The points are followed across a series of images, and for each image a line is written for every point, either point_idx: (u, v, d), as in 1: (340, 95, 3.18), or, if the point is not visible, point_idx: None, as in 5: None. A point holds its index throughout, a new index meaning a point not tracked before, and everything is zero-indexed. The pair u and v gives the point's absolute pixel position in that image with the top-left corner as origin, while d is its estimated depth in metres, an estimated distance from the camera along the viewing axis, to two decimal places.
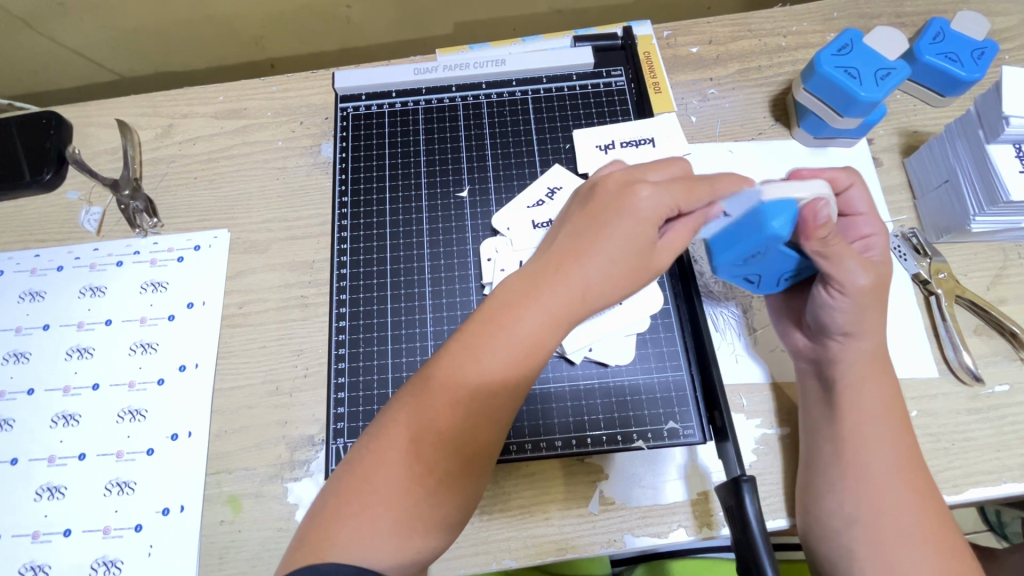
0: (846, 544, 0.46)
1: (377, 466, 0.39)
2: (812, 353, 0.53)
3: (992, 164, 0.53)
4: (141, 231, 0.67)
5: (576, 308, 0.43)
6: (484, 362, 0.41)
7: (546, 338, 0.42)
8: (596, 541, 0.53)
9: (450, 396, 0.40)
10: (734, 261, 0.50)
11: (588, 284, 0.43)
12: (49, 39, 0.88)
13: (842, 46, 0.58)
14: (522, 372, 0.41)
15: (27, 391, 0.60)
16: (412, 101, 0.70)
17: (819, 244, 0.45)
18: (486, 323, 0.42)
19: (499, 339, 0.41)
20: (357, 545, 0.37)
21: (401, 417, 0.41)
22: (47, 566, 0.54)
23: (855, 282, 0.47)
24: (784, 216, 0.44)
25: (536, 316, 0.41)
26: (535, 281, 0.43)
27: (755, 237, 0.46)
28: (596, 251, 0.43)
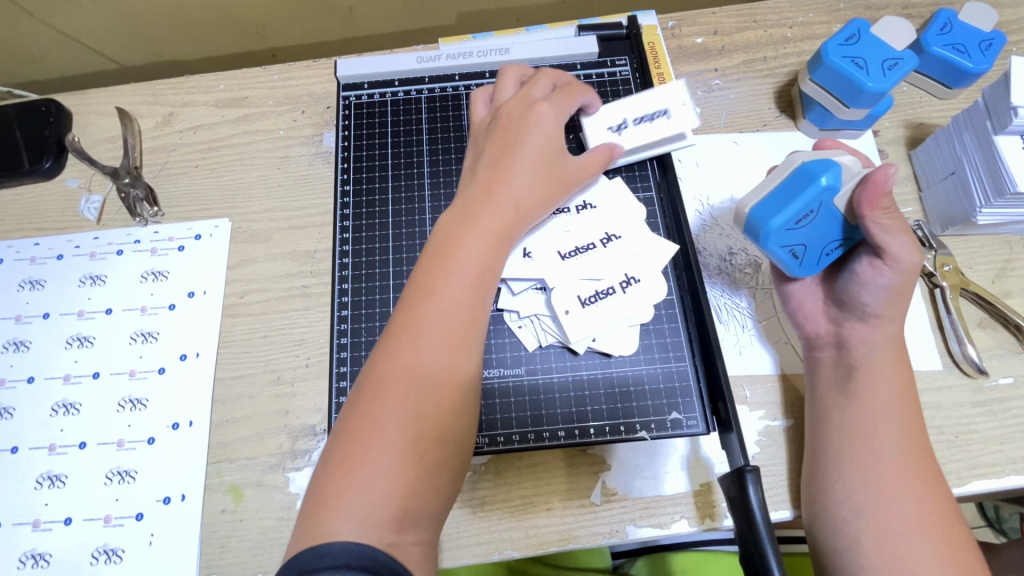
0: (854, 534, 0.46)
1: (367, 419, 0.41)
2: (834, 338, 0.52)
3: (1000, 156, 0.53)
4: (142, 219, 0.66)
5: (514, 223, 0.51)
6: (444, 291, 0.45)
7: (494, 256, 0.48)
8: (598, 531, 0.53)
9: (422, 328, 0.44)
10: (782, 229, 0.47)
11: (520, 201, 0.51)
12: (48, 26, 0.88)
13: (849, 37, 0.58)
14: (482, 292, 0.47)
15: (27, 379, 0.60)
16: (415, 90, 0.70)
17: (884, 215, 0.45)
18: (435, 258, 0.47)
19: (453, 266, 0.46)
20: (369, 493, 0.38)
21: (382, 362, 0.43)
22: (47, 555, 0.54)
23: (908, 257, 0.46)
24: (834, 170, 0.46)
25: (480, 238, 0.48)
26: (473, 212, 0.50)
27: (808, 191, 0.46)
28: (519, 175, 0.52)
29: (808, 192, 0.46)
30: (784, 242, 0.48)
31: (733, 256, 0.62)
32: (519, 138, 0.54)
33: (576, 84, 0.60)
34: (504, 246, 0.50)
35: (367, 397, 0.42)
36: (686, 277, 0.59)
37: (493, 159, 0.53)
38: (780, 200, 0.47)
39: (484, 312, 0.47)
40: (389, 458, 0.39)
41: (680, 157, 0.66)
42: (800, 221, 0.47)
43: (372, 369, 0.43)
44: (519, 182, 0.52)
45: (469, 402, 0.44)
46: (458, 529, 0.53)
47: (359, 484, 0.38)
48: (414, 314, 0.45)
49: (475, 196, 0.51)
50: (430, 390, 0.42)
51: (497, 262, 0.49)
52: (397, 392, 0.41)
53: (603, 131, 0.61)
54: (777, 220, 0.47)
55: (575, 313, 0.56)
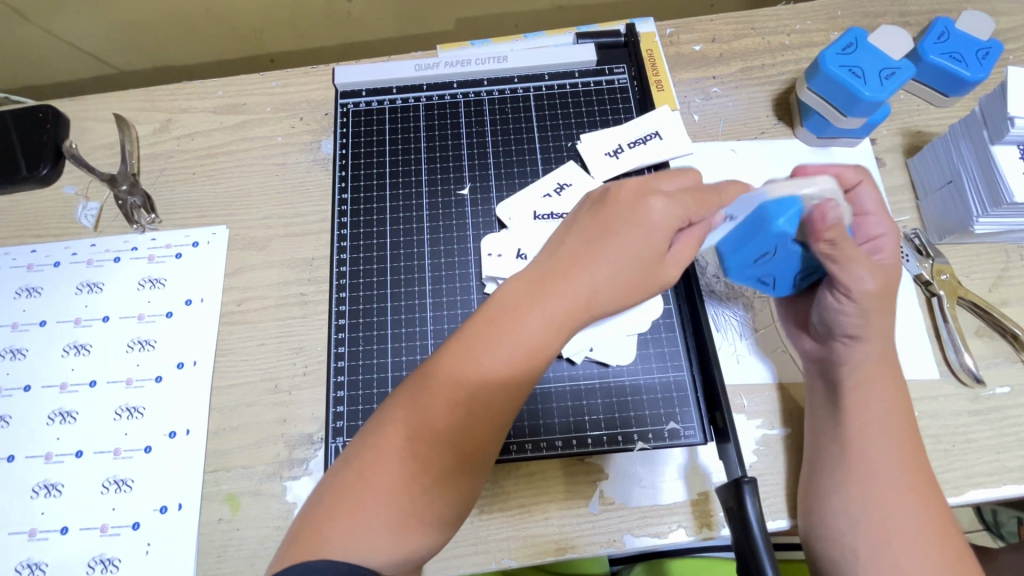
0: (850, 545, 0.46)
1: (374, 468, 0.39)
2: (819, 356, 0.53)
3: (998, 167, 0.53)
4: (140, 227, 0.66)
5: (586, 312, 0.43)
6: (487, 362, 0.40)
7: (552, 343, 0.42)
8: (596, 541, 0.53)
9: (459, 392, 0.40)
10: (745, 262, 0.51)
11: (595, 292, 0.43)
12: (45, 32, 0.88)
13: (847, 45, 0.58)
14: (523, 375, 0.41)
15: (23, 387, 0.60)
16: (412, 97, 0.70)
17: (829, 247, 0.46)
18: (487, 325, 0.42)
19: (505, 341, 0.41)
20: (355, 548, 0.37)
21: (401, 414, 0.40)
22: (44, 564, 0.53)
23: (862, 286, 0.46)
24: (789, 214, 0.46)
25: (543, 317, 0.41)
26: (541, 285, 0.43)
27: (763, 236, 0.48)
28: (604, 262, 0.43)
29: (762, 236, 0.48)
30: (749, 272, 0.53)
31: None
32: (624, 223, 0.44)
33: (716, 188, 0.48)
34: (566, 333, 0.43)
35: (378, 443, 0.40)
36: (685, 287, 0.60)
37: (589, 228, 0.45)
38: (738, 244, 0.50)
39: (523, 391, 0.42)
40: (389, 512, 0.38)
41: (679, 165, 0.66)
42: (759, 258, 0.50)
43: (392, 419, 0.41)
44: (601, 270, 0.43)
45: (479, 474, 0.42)
46: (456, 539, 0.53)
47: (345, 536, 0.37)
48: (453, 372, 0.41)
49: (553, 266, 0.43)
50: (440, 456, 0.40)
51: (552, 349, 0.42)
52: (411, 452, 0.39)
53: (601, 155, 0.64)
54: (735, 258, 0.51)
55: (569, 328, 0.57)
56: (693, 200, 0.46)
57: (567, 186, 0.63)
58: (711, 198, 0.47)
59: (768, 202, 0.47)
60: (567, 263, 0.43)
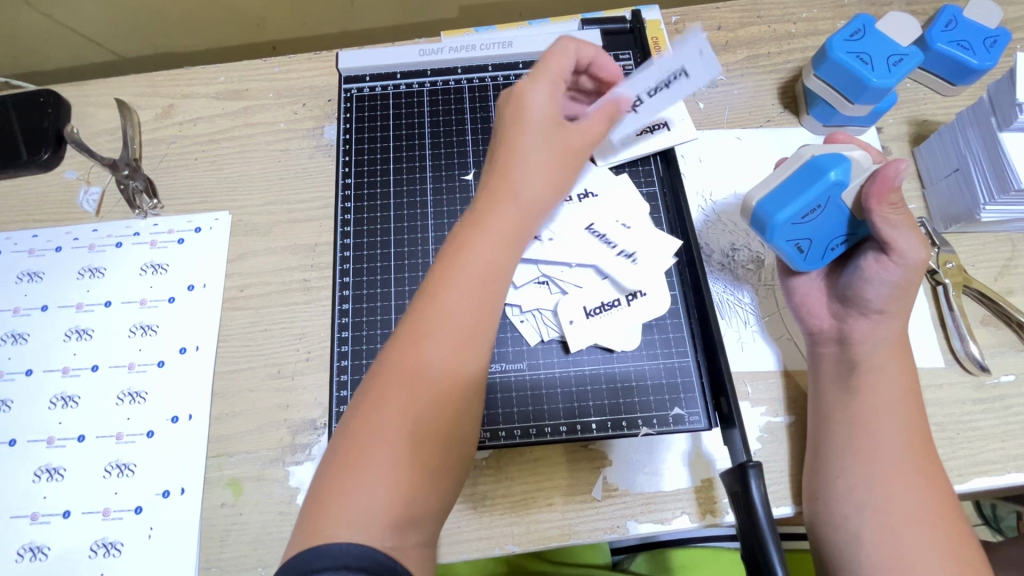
0: (855, 530, 0.46)
1: (370, 437, 0.38)
2: (836, 333, 0.51)
3: (1004, 153, 0.52)
4: (141, 212, 0.66)
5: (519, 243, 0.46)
6: (441, 319, 0.42)
7: (504, 258, 0.44)
8: (599, 527, 0.52)
9: (430, 333, 0.41)
10: (791, 220, 0.47)
11: (530, 214, 0.46)
12: (46, 17, 0.87)
13: (854, 32, 0.57)
14: (481, 318, 0.43)
15: (25, 371, 0.59)
16: (416, 83, 0.69)
17: (891, 210, 0.45)
18: (440, 272, 0.43)
19: (458, 278, 0.43)
20: (356, 521, 0.36)
21: (374, 387, 0.41)
22: (46, 548, 0.53)
23: (915, 253, 0.46)
24: (843, 166, 0.46)
25: (482, 257, 0.43)
26: (473, 229, 0.45)
27: (816, 186, 0.46)
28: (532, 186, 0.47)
29: (816, 186, 0.46)
30: (789, 235, 0.48)
31: (735, 252, 0.62)
32: (514, 119, 0.48)
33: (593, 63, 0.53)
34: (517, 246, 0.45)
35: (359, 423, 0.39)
36: (689, 273, 0.59)
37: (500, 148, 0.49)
38: (783, 198, 0.47)
39: (485, 340, 0.43)
40: (380, 482, 0.37)
41: (683, 153, 0.65)
42: (806, 216, 0.47)
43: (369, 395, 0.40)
44: (529, 176, 0.46)
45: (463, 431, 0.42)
46: (459, 525, 0.53)
47: (360, 500, 0.37)
48: (416, 332, 0.41)
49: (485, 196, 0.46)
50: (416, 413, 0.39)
51: (507, 267, 0.45)
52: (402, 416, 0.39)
53: None
54: (783, 216, 0.47)
55: (579, 324, 0.57)
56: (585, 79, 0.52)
57: None
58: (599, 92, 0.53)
59: (820, 154, 0.46)
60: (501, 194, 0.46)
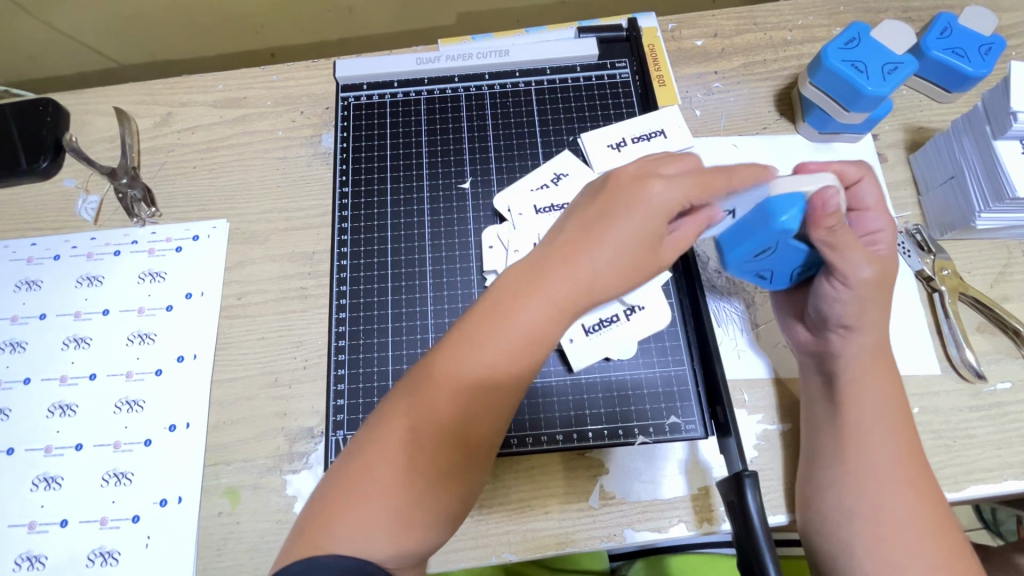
0: (847, 539, 0.46)
1: (377, 455, 0.39)
2: (812, 347, 0.52)
3: (1000, 162, 0.52)
4: (140, 220, 0.66)
5: (580, 303, 0.43)
6: (485, 354, 0.41)
7: (553, 330, 0.42)
8: (596, 535, 0.53)
9: (474, 362, 0.40)
10: (743, 258, 0.49)
11: (595, 276, 0.43)
12: (46, 24, 0.87)
13: (849, 40, 0.58)
14: (523, 363, 0.41)
15: (23, 380, 0.60)
16: (414, 91, 0.70)
17: (826, 235, 0.44)
18: (486, 316, 0.41)
19: (501, 332, 0.41)
20: (356, 537, 0.37)
21: (405, 402, 0.41)
22: (43, 557, 0.53)
23: (857, 274, 0.46)
24: (794, 210, 0.44)
25: (538, 306, 0.41)
26: (540, 272, 0.42)
27: (762, 234, 0.45)
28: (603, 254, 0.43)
29: (761, 232, 0.45)
30: (744, 266, 0.51)
31: None
32: (623, 207, 0.44)
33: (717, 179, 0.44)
34: (566, 321, 0.42)
35: (381, 436, 0.40)
36: (686, 281, 0.60)
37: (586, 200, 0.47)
38: (736, 239, 0.48)
39: (520, 381, 0.42)
40: (388, 501, 0.38)
41: None
42: (759, 254, 0.48)
43: (394, 409, 0.41)
44: (600, 250, 0.43)
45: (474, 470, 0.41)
46: (456, 534, 0.53)
47: (353, 521, 0.37)
48: (447, 364, 0.41)
49: (554, 251, 0.43)
50: (438, 440, 0.39)
51: (553, 337, 0.42)
52: (410, 445, 0.39)
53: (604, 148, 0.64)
54: (733, 254, 0.49)
55: (580, 342, 0.57)
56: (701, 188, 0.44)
57: (564, 177, 0.63)
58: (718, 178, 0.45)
59: (773, 196, 0.44)
60: (577, 244, 0.43)
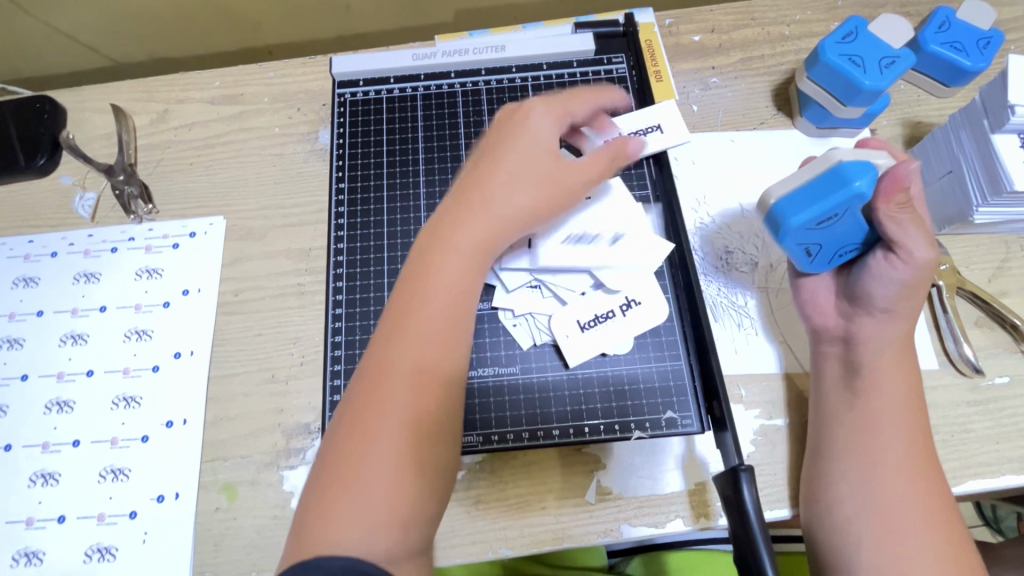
0: (857, 533, 0.46)
1: (351, 447, 0.39)
2: (842, 333, 0.51)
3: (998, 154, 0.52)
4: (136, 217, 0.66)
5: (493, 240, 0.48)
6: (414, 325, 0.43)
7: (472, 277, 0.46)
8: (593, 531, 0.53)
9: (409, 331, 0.43)
10: (808, 225, 0.46)
11: (509, 220, 0.48)
12: (42, 23, 0.87)
13: (847, 34, 0.57)
14: (456, 320, 0.45)
15: (20, 377, 0.60)
16: (410, 87, 0.69)
17: (899, 210, 0.45)
18: (412, 284, 0.45)
19: (430, 288, 0.44)
20: (352, 531, 0.37)
21: (366, 395, 0.41)
22: (40, 553, 0.53)
23: (918, 252, 0.46)
24: (868, 176, 0.45)
25: (454, 259, 0.46)
26: (446, 232, 0.47)
27: (838, 195, 0.45)
28: (511, 190, 0.49)
29: (838, 194, 0.44)
30: (799, 239, 0.48)
31: (730, 254, 0.62)
32: (507, 149, 0.51)
33: (581, 95, 0.56)
34: (483, 260, 0.47)
35: (347, 429, 0.40)
36: (682, 275, 0.59)
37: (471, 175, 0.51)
38: (801, 203, 0.46)
39: (458, 344, 0.44)
40: (377, 485, 0.38)
41: (676, 155, 0.66)
42: (821, 223, 0.46)
43: (352, 409, 0.41)
44: (508, 196, 0.49)
45: (449, 443, 0.42)
46: (452, 529, 0.53)
47: (353, 506, 0.37)
48: (388, 348, 0.42)
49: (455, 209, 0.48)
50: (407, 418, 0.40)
51: (477, 278, 0.47)
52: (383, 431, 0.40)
53: None
54: (797, 220, 0.46)
55: (575, 339, 0.57)
56: (567, 106, 0.55)
57: None
58: (584, 98, 0.56)
59: (847, 163, 0.45)
60: (476, 200, 0.48)
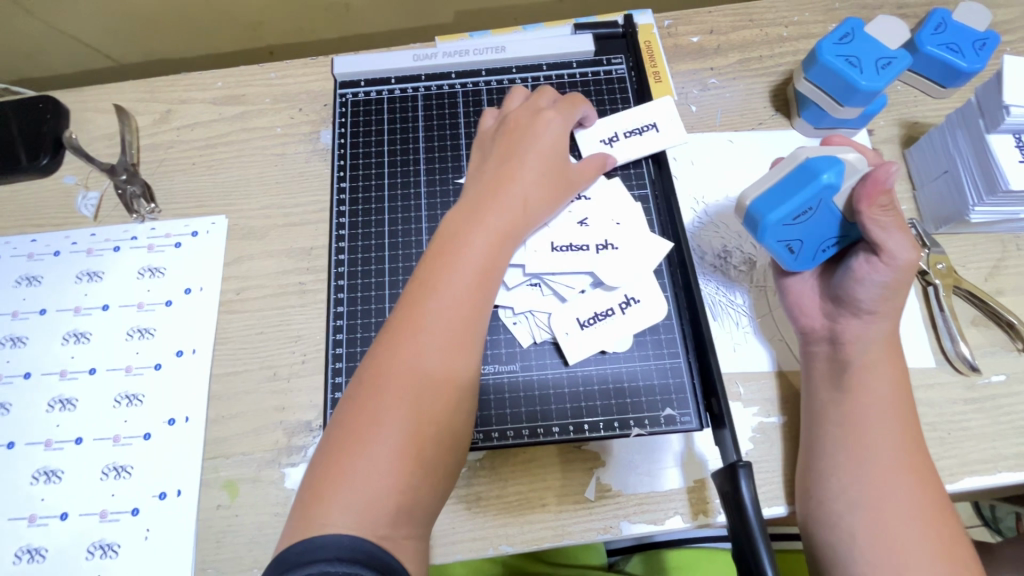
0: (849, 529, 0.46)
1: (373, 396, 0.41)
2: (829, 334, 0.52)
3: (992, 154, 0.53)
4: (139, 217, 0.66)
5: (515, 227, 0.51)
6: (444, 291, 0.45)
7: (499, 254, 0.49)
8: (592, 527, 0.53)
9: (439, 294, 0.45)
10: (784, 221, 0.47)
11: (526, 205, 0.52)
12: (46, 23, 0.88)
13: (843, 35, 0.58)
14: (481, 293, 0.47)
15: (24, 374, 0.60)
16: (411, 88, 0.70)
17: (881, 212, 0.45)
18: (436, 258, 0.47)
19: (456, 264, 0.46)
20: (366, 476, 0.38)
21: (392, 348, 0.43)
22: (43, 550, 0.54)
23: (902, 255, 0.46)
24: (836, 169, 0.46)
25: (482, 234, 0.48)
26: (476, 211, 0.50)
27: (809, 190, 0.46)
28: (525, 182, 0.53)
29: (808, 188, 0.46)
30: (779, 236, 0.49)
31: (728, 253, 0.62)
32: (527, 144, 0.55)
33: (576, 95, 0.62)
34: (507, 244, 0.50)
35: (372, 379, 0.42)
36: (681, 273, 0.60)
37: (495, 165, 0.55)
38: (776, 200, 0.47)
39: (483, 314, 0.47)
40: (394, 434, 0.40)
41: (675, 156, 0.66)
42: (798, 218, 0.48)
43: (378, 361, 0.43)
44: (524, 185, 0.53)
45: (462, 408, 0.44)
46: (452, 526, 0.53)
47: (369, 457, 0.39)
48: (418, 308, 0.45)
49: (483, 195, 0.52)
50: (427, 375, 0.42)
51: (500, 262, 0.49)
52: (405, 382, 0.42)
53: (597, 143, 0.64)
54: (774, 216, 0.47)
55: (574, 336, 0.57)
56: (569, 108, 0.60)
57: None
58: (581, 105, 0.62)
59: (813, 158, 0.47)
60: (501, 187, 0.52)
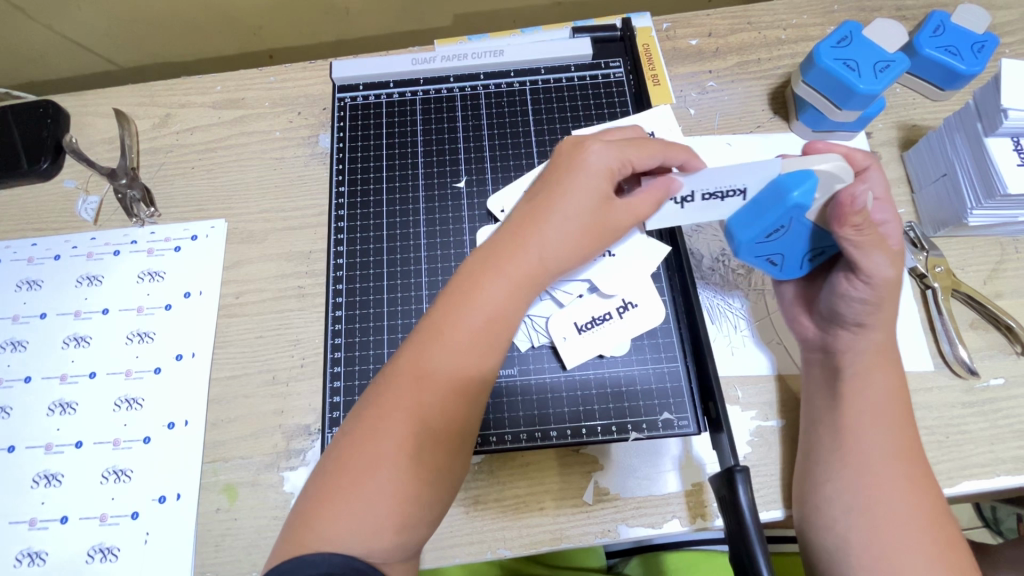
0: (843, 534, 0.46)
1: (364, 454, 0.40)
2: (821, 342, 0.52)
3: (990, 158, 0.53)
4: (139, 220, 0.66)
5: (539, 275, 0.46)
6: (449, 349, 0.43)
7: (512, 307, 0.45)
8: (590, 531, 0.53)
9: (442, 350, 0.43)
10: (756, 240, 0.47)
11: (547, 255, 0.47)
12: (46, 28, 0.88)
13: (842, 38, 0.58)
14: (486, 351, 0.44)
15: (24, 378, 0.60)
16: (410, 92, 0.70)
17: (854, 232, 0.43)
18: (450, 301, 0.45)
19: (466, 313, 0.44)
20: (351, 531, 0.38)
21: (393, 406, 0.41)
22: (44, 553, 0.54)
23: (879, 272, 0.45)
24: (806, 185, 0.43)
25: (499, 285, 0.45)
26: (494, 256, 0.46)
27: (776, 211, 0.45)
28: (555, 222, 0.47)
29: (774, 212, 0.45)
30: (758, 252, 0.49)
31: (726, 257, 0.62)
32: (566, 174, 0.49)
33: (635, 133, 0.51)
34: (524, 293, 0.46)
35: (366, 435, 0.41)
36: (678, 277, 0.60)
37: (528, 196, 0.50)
38: (747, 221, 0.47)
39: (489, 369, 0.44)
40: (386, 497, 0.39)
41: None
42: (771, 235, 0.47)
43: (377, 416, 0.41)
44: (555, 227, 0.47)
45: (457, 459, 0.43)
46: (451, 529, 0.53)
47: (358, 513, 0.38)
48: (421, 362, 0.43)
49: (506, 238, 0.47)
50: (428, 436, 0.41)
51: (513, 315, 0.45)
52: (404, 442, 0.40)
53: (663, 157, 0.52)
54: (745, 237, 0.47)
55: (572, 341, 0.57)
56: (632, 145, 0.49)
57: None
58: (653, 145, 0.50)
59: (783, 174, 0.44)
60: (524, 228, 0.47)
